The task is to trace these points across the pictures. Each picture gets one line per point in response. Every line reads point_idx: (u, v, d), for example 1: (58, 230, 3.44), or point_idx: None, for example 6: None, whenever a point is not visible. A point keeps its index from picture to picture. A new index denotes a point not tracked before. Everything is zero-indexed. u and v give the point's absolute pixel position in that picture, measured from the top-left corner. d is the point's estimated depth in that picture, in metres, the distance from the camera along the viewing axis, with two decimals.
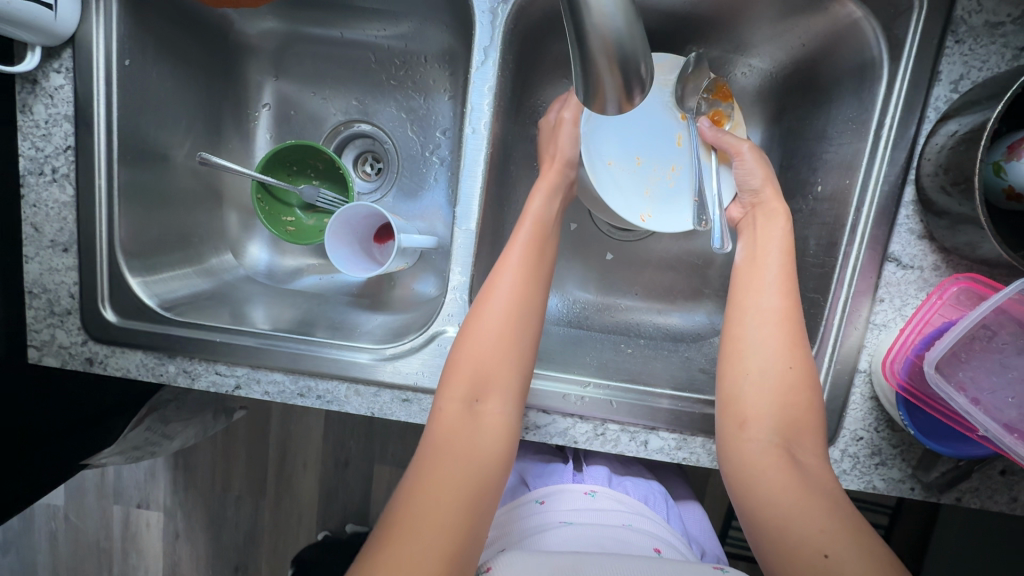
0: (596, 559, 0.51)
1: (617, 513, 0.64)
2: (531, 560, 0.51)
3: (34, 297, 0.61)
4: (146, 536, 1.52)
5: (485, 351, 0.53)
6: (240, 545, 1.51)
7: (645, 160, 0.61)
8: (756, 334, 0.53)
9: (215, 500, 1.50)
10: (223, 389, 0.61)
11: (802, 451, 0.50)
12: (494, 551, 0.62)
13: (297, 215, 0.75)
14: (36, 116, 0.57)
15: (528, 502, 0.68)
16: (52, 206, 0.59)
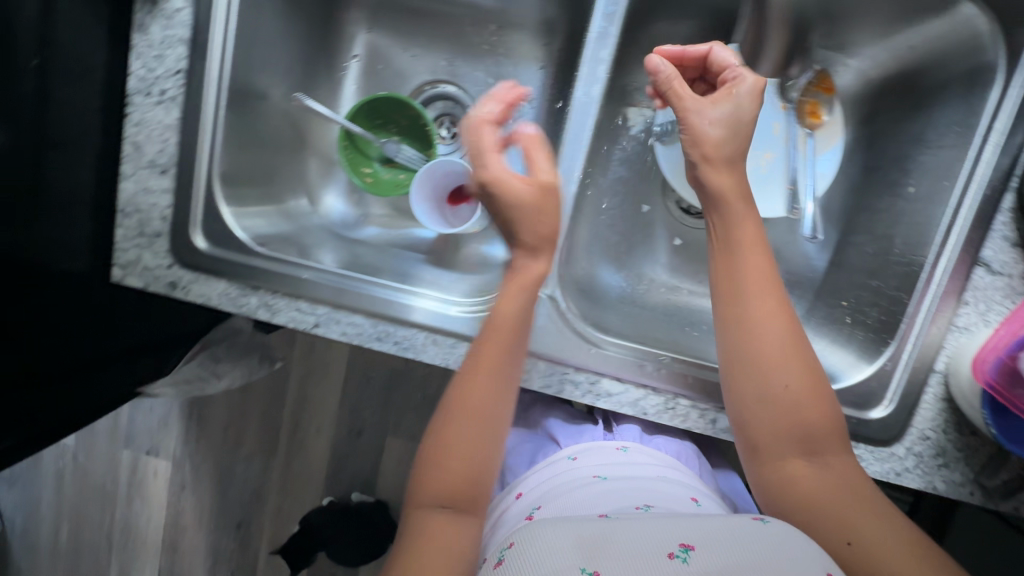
0: (625, 527, 0.48)
1: (649, 467, 0.67)
2: (560, 524, 0.48)
3: (126, 216, 0.62)
4: (152, 485, 1.53)
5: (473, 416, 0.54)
6: (244, 503, 1.51)
7: (742, 145, 0.62)
8: (744, 377, 0.53)
9: (225, 455, 1.51)
10: (301, 326, 0.62)
11: (821, 463, 0.50)
12: (530, 505, 0.64)
13: (375, 168, 0.76)
14: (151, 36, 0.58)
15: (559, 458, 0.70)
16: (155, 127, 0.59)
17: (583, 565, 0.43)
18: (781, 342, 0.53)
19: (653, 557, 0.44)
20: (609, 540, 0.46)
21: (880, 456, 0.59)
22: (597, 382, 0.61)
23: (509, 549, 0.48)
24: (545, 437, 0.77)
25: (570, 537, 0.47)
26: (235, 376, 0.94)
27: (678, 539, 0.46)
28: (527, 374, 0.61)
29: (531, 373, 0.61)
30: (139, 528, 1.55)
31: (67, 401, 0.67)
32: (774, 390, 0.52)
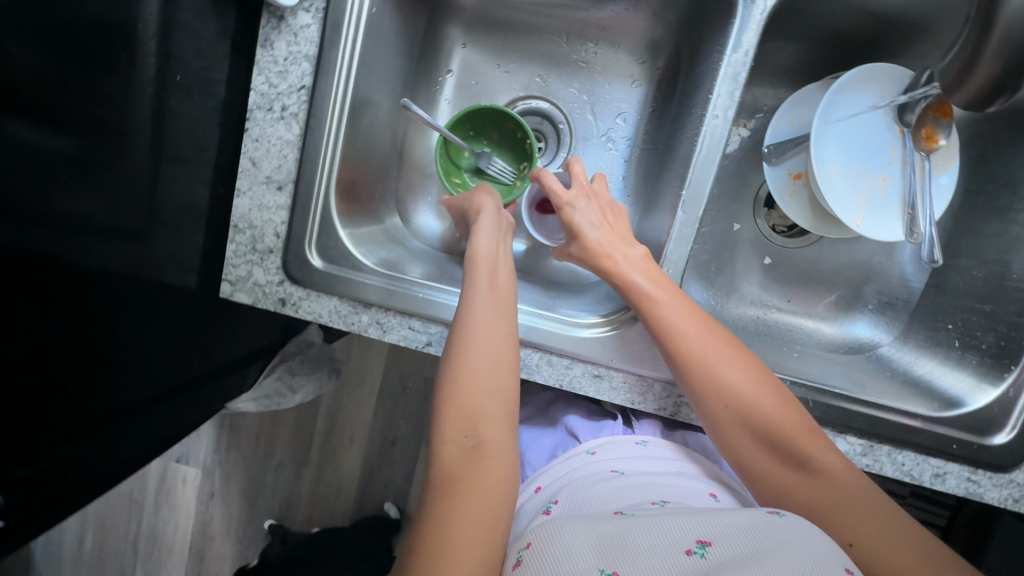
0: (641, 523, 0.46)
1: (668, 462, 0.65)
2: (574, 526, 0.46)
3: (238, 231, 0.61)
4: (180, 493, 1.51)
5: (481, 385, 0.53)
6: (276, 512, 1.50)
7: (861, 168, 0.61)
8: (749, 402, 0.53)
9: (258, 463, 1.49)
10: (413, 345, 0.62)
11: (818, 469, 0.51)
12: (546, 500, 0.62)
13: (465, 178, 0.75)
14: (277, 51, 0.57)
15: (577, 453, 0.69)
16: (274, 143, 0.59)
17: (602, 566, 0.41)
18: (756, 372, 0.54)
19: (670, 553, 0.42)
20: (626, 539, 0.44)
21: (999, 483, 0.59)
22: None
23: (527, 550, 0.46)
24: (565, 433, 0.76)
25: (587, 536, 0.45)
26: (307, 391, 0.92)
27: (695, 535, 0.44)
28: (643, 397, 0.61)
29: (647, 396, 0.60)
30: (165, 535, 1.53)
31: (152, 426, 0.65)
32: (778, 422, 0.52)
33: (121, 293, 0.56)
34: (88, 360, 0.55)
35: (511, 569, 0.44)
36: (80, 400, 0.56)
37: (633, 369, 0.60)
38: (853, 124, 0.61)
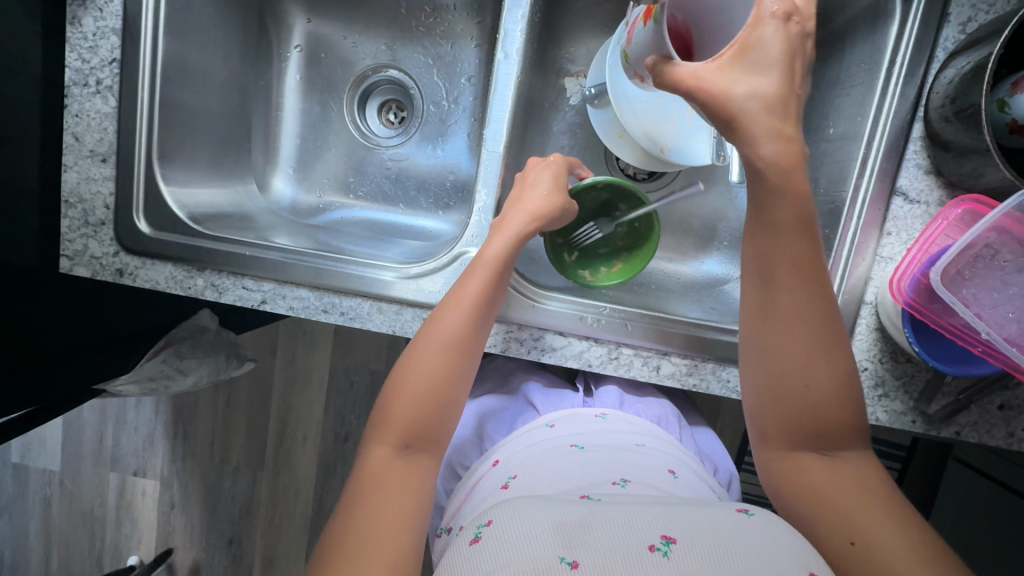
0: (605, 512, 0.47)
1: (628, 434, 0.68)
2: (537, 507, 0.47)
3: (70, 206, 0.63)
4: (140, 505, 1.52)
5: (430, 367, 0.54)
6: (235, 518, 1.49)
7: (666, 99, 0.63)
8: (768, 331, 0.51)
9: (212, 470, 1.49)
10: (249, 304, 0.63)
11: (821, 412, 0.50)
12: (505, 474, 0.62)
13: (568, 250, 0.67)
14: (84, 28, 0.59)
15: (537, 426, 0.70)
16: (93, 116, 0.61)
17: (562, 555, 0.42)
18: (769, 277, 0.51)
19: (634, 545, 0.43)
20: (587, 527, 0.45)
21: None
22: (541, 338, 0.62)
23: (487, 527, 0.47)
24: (525, 403, 0.78)
25: (547, 522, 0.45)
26: (201, 374, 0.92)
27: (661, 531, 0.45)
28: None
29: None
30: (130, 549, 1.54)
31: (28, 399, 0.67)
32: (783, 337, 0.50)
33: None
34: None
35: (470, 546, 0.46)
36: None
37: None
38: None
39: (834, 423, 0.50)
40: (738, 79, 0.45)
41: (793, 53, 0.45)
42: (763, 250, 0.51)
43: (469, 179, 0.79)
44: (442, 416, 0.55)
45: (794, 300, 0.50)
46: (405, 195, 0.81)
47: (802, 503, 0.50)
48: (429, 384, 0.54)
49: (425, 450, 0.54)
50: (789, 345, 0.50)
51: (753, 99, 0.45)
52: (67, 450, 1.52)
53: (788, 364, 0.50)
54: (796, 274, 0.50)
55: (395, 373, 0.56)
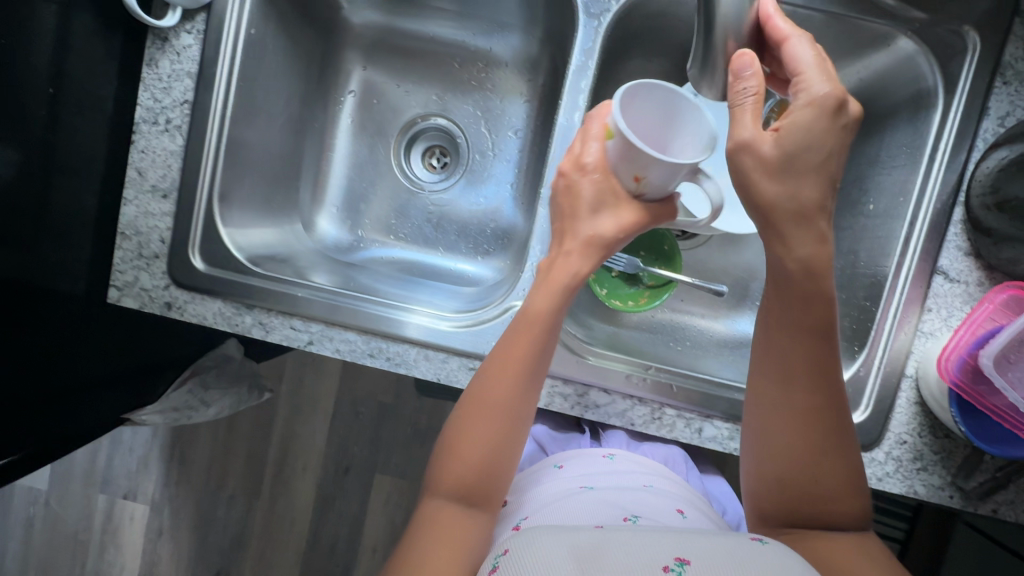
0: (616, 537, 0.47)
1: (637, 476, 0.67)
2: (551, 535, 0.48)
3: (126, 239, 0.63)
4: (128, 529, 1.47)
5: (501, 387, 0.55)
6: (226, 548, 1.44)
7: None
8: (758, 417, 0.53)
9: (207, 497, 1.45)
10: (295, 344, 0.64)
11: (819, 483, 0.50)
12: (516, 517, 0.62)
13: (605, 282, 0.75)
14: (160, 69, 0.61)
15: (546, 468, 0.70)
16: (159, 154, 0.62)
17: None
18: (785, 367, 0.52)
19: (646, 567, 0.43)
20: (602, 549, 0.45)
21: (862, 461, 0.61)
22: (585, 393, 0.62)
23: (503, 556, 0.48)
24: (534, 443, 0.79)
25: (564, 548, 0.45)
26: (223, 406, 0.93)
27: (674, 553, 0.45)
28: None
29: None
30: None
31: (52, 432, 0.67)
32: (769, 426, 0.52)
33: (24, 281, 0.60)
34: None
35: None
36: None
37: None
38: None
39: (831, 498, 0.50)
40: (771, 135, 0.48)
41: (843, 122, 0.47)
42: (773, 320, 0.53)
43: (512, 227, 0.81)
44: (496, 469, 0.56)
45: (806, 391, 0.51)
46: (446, 239, 0.82)
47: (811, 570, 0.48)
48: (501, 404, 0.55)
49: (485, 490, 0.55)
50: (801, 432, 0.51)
51: (786, 205, 0.48)
52: (58, 469, 1.48)
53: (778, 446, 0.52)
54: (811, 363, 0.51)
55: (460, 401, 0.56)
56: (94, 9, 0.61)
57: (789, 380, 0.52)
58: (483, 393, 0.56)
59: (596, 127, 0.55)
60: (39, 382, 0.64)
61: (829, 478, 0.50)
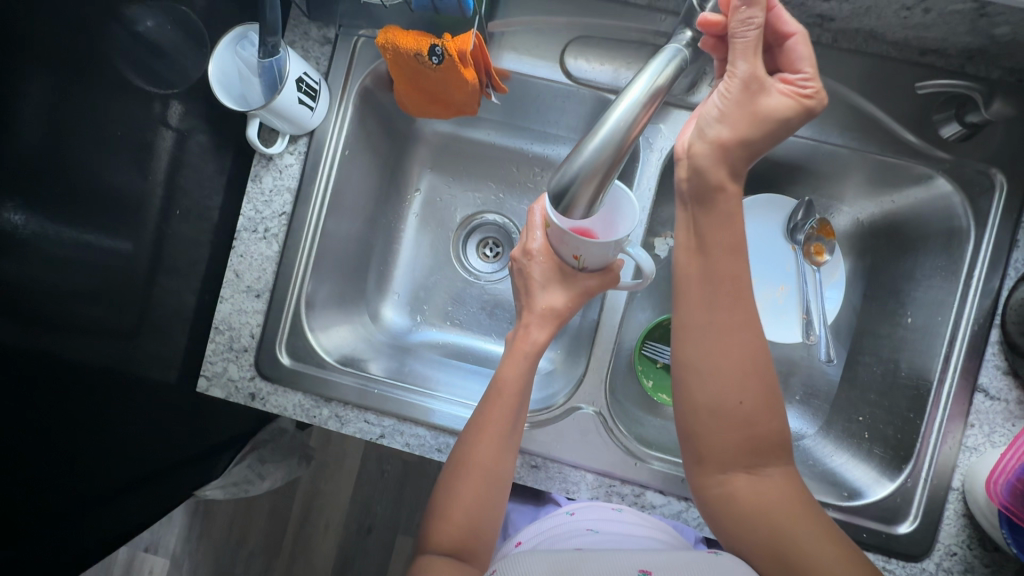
0: (592, 558, 0.52)
1: (647, 527, 0.63)
2: (534, 557, 0.53)
3: (218, 333, 0.69)
4: None
5: (484, 447, 0.59)
6: None
7: (760, 278, 0.72)
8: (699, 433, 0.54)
9: (226, 555, 1.42)
10: (368, 437, 0.68)
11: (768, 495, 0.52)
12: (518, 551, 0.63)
13: (652, 373, 0.81)
14: (264, 184, 0.69)
15: (557, 513, 0.68)
16: (256, 258, 0.69)
17: None
18: (699, 340, 0.54)
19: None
20: (581, 567, 0.50)
21: (911, 571, 0.62)
22: (642, 494, 0.65)
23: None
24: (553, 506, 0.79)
25: (544, 565, 0.51)
26: (276, 478, 0.97)
27: (640, 567, 0.50)
28: (577, 487, 0.66)
29: (580, 485, 0.66)
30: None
31: (121, 510, 0.73)
32: (709, 434, 0.54)
33: (120, 380, 0.67)
34: (77, 434, 0.64)
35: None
36: (66, 475, 0.65)
37: (567, 460, 0.66)
38: (755, 241, 0.73)
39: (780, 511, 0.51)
40: (702, 138, 0.53)
41: (799, 110, 0.50)
42: (690, 281, 0.54)
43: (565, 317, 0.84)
44: (485, 530, 0.60)
45: (732, 357, 0.53)
46: (500, 327, 0.86)
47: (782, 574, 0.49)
48: (490, 455, 0.59)
49: (475, 546, 0.58)
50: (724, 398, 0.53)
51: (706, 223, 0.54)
52: None
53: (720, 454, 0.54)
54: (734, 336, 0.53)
55: (452, 460, 0.61)
56: (211, 132, 0.69)
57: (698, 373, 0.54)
58: (467, 451, 0.60)
59: (539, 241, 0.66)
60: (114, 477, 0.70)
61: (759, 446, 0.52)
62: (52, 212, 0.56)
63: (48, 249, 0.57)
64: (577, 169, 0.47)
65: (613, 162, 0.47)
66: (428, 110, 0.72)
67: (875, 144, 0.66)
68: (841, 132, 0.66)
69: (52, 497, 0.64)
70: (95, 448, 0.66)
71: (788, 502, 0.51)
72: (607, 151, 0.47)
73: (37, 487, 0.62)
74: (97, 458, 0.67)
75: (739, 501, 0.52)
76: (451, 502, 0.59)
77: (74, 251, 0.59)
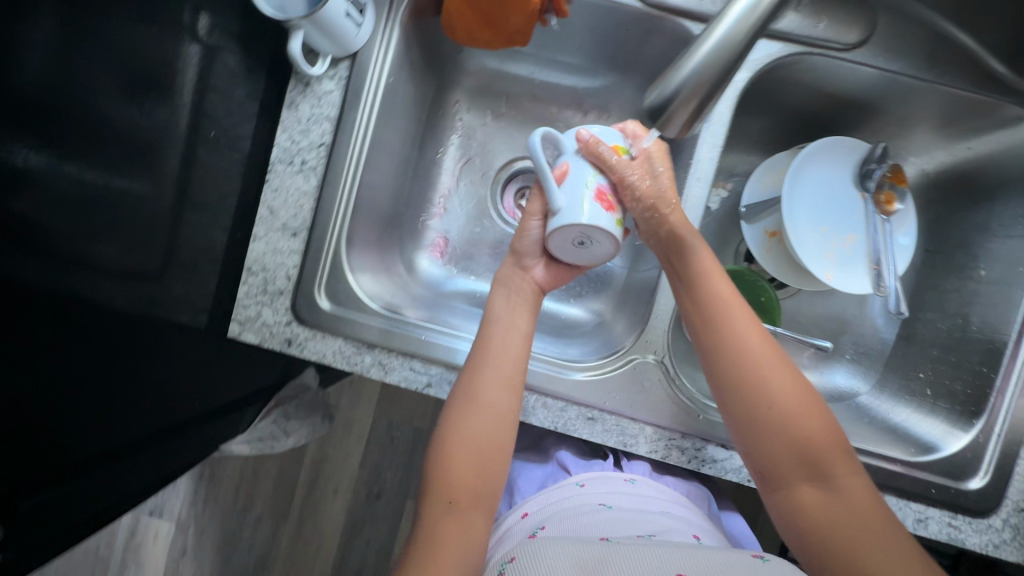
0: (623, 550, 0.50)
1: (653, 501, 0.64)
2: (558, 548, 0.50)
3: (251, 274, 0.64)
4: (149, 549, 1.35)
5: (494, 376, 0.58)
6: (250, 571, 1.35)
7: (830, 227, 0.68)
8: (745, 400, 0.54)
9: (232, 517, 1.36)
10: (413, 385, 0.64)
11: (830, 472, 0.51)
12: (533, 528, 0.61)
13: None
14: (300, 112, 0.63)
15: (566, 484, 0.67)
16: (292, 193, 0.63)
17: None
18: (738, 375, 0.55)
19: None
20: (608, 561, 0.48)
21: (979, 528, 0.60)
22: (702, 448, 0.62)
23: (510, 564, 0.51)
24: (556, 466, 0.74)
25: (568, 559, 0.48)
26: (300, 435, 0.95)
27: (677, 568, 0.47)
28: (635, 440, 0.63)
29: (639, 438, 0.63)
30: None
31: (153, 461, 0.68)
32: (756, 405, 0.53)
33: (133, 323, 0.59)
34: (88, 384, 0.56)
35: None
36: (79, 430, 0.57)
37: (625, 412, 0.63)
38: (824, 188, 0.68)
39: (841, 476, 0.51)
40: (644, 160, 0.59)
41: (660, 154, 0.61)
42: (703, 262, 0.58)
43: (608, 269, 0.80)
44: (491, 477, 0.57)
45: (757, 338, 0.56)
46: None
47: (832, 554, 0.49)
48: (496, 388, 0.58)
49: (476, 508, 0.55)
50: (770, 450, 0.53)
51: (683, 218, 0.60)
52: None
53: (764, 432, 0.53)
54: (773, 360, 0.55)
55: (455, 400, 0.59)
56: (240, 51, 0.63)
57: (732, 357, 0.55)
58: (476, 381, 0.58)
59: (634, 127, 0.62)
60: (128, 432, 0.63)
61: (811, 447, 0.52)
62: (65, 123, 0.47)
63: (66, 170, 0.48)
64: (683, 81, 0.42)
65: (714, 85, 0.43)
66: (480, 36, 0.66)
67: (962, 80, 0.62)
68: (928, 66, 0.62)
69: (63, 457, 0.56)
70: (129, 394, 0.61)
71: (854, 489, 0.51)
72: (709, 71, 0.42)
73: (49, 444, 0.54)
74: (110, 411, 0.60)
75: (809, 514, 0.51)
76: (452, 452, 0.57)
77: (90, 174, 0.51)
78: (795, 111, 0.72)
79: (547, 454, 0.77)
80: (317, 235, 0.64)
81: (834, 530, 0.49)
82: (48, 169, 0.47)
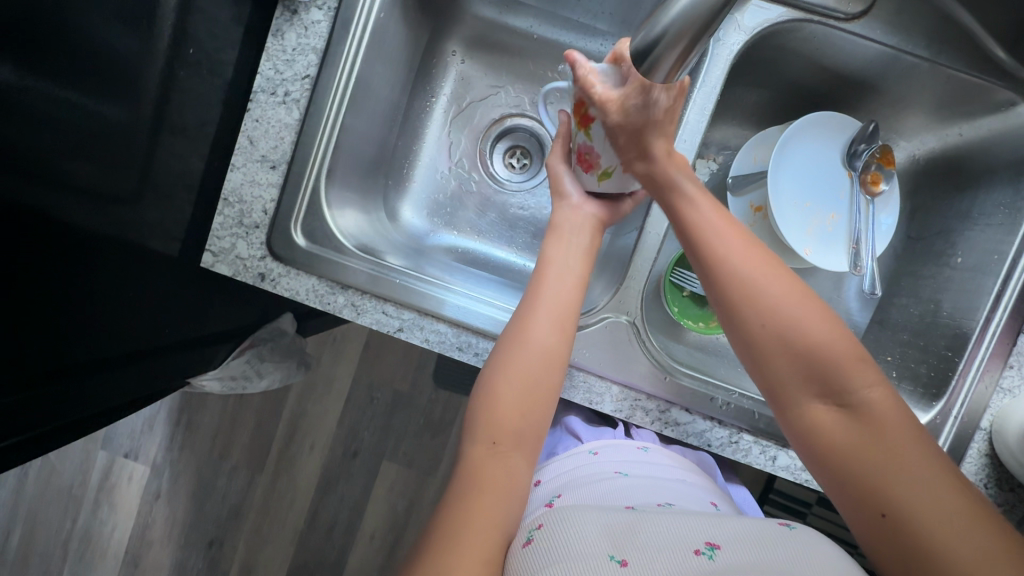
0: (649, 518, 0.51)
1: (669, 468, 0.65)
2: (588, 515, 0.52)
3: (227, 205, 0.63)
4: (123, 490, 1.36)
5: (546, 321, 0.57)
6: (222, 518, 1.35)
7: (813, 203, 0.68)
8: (746, 312, 0.52)
9: (206, 465, 1.36)
10: (384, 329, 0.64)
11: (848, 386, 0.49)
12: (551, 493, 0.61)
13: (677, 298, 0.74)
14: (286, 41, 0.61)
15: (580, 452, 0.68)
16: (273, 125, 0.62)
17: (613, 554, 0.47)
18: (739, 287, 0.52)
19: (683, 551, 0.48)
20: (637, 531, 0.50)
21: None
22: (666, 411, 0.63)
23: (538, 531, 0.52)
24: (565, 433, 0.75)
25: (599, 528, 0.50)
26: (274, 378, 0.94)
27: (706, 537, 0.49)
28: (601, 398, 0.63)
29: (605, 397, 0.63)
30: (101, 536, 1.36)
31: (132, 387, 0.67)
32: (761, 322, 0.51)
33: (102, 243, 0.59)
34: (49, 296, 0.56)
35: (522, 547, 0.51)
36: (48, 338, 0.57)
37: (593, 370, 0.63)
38: (810, 163, 0.68)
39: (855, 384, 0.49)
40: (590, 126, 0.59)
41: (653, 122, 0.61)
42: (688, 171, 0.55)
43: None
44: (538, 417, 0.56)
45: (751, 251, 0.53)
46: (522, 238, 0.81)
47: (869, 484, 0.48)
48: (549, 335, 0.57)
49: (517, 447, 0.55)
50: (783, 380, 0.51)
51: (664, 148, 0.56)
52: None
53: (772, 353, 0.51)
54: (772, 269, 0.53)
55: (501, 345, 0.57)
56: None
57: (735, 269, 0.53)
58: (527, 325, 0.57)
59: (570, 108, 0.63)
60: (101, 349, 0.62)
61: (822, 367, 0.50)
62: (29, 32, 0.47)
63: (26, 82, 0.48)
64: (669, 23, 0.41)
65: (706, 27, 0.42)
66: None
67: (957, 61, 0.62)
68: (926, 44, 0.62)
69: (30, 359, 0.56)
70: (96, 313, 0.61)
71: (882, 406, 0.49)
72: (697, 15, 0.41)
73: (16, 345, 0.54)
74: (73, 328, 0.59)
75: (826, 434, 0.50)
76: (503, 387, 0.56)
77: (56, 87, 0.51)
78: (790, 84, 0.71)
79: (557, 422, 0.79)
80: (296, 169, 0.63)
81: (851, 449, 0.49)
82: (8, 75, 0.47)
